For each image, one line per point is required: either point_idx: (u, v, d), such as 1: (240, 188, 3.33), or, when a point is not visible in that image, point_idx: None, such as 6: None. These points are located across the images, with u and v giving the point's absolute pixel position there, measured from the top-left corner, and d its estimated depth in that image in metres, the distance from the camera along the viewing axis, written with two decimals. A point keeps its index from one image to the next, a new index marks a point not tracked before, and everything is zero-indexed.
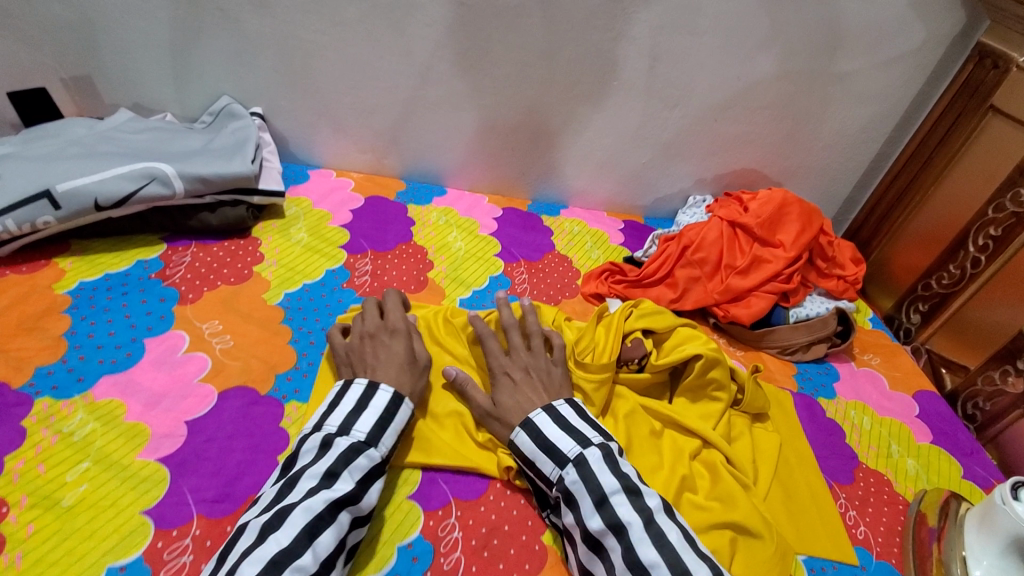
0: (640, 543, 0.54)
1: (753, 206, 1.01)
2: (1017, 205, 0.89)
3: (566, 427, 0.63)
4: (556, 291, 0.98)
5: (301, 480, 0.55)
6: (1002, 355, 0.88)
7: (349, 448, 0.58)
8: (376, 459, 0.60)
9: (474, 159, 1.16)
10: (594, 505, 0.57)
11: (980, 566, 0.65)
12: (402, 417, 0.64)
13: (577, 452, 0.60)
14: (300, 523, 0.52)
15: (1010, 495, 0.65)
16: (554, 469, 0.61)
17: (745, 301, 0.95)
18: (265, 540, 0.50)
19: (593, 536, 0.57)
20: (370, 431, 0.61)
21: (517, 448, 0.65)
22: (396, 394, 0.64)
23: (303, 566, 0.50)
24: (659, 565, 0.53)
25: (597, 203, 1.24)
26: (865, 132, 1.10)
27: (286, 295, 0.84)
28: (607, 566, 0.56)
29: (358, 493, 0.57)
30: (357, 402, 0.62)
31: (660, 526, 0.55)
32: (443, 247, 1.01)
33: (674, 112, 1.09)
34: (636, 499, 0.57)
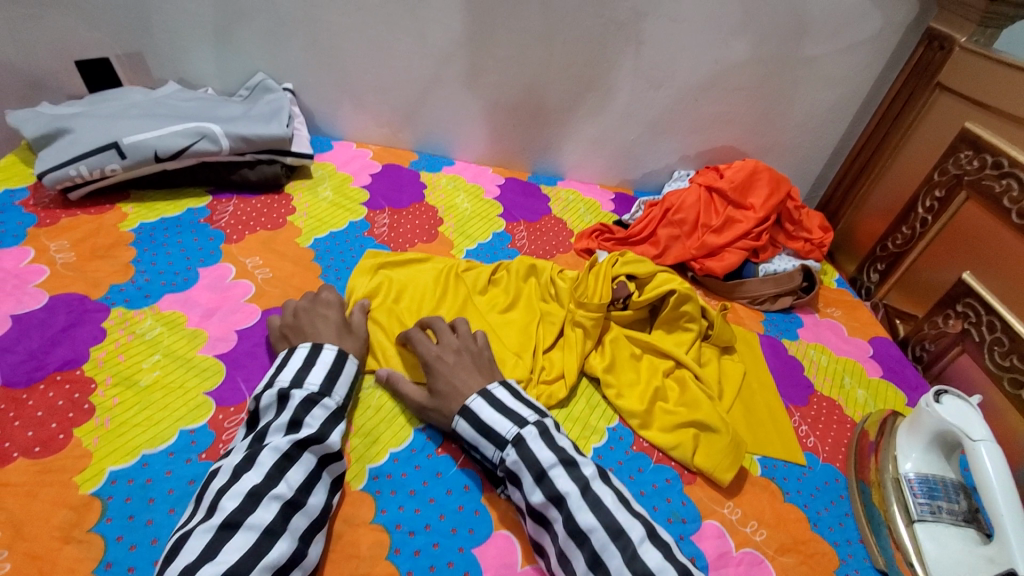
0: (578, 510, 0.59)
1: (728, 173, 1.14)
2: (958, 168, 1.01)
3: (502, 411, 0.66)
4: (552, 247, 1.10)
5: (267, 432, 0.61)
6: (945, 301, 0.99)
7: (305, 399, 0.64)
8: (331, 406, 0.66)
9: (480, 134, 1.29)
10: (534, 480, 0.61)
11: (909, 460, 0.75)
12: (349, 368, 0.71)
13: (514, 433, 0.64)
14: (269, 461, 0.58)
15: (933, 399, 0.75)
16: (495, 451, 0.65)
17: (720, 256, 1.08)
18: (240, 478, 0.56)
19: (537, 510, 0.61)
20: (322, 383, 0.67)
21: (460, 434, 0.67)
22: (340, 353, 0.71)
23: (279, 494, 0.56)
24: (598, 528, 0.58)
25: (591, 176, 1.37)
26: (831, 112, 1.23)
27: (315, 240, 0.97)
28: (551, 535, 0.60)
29: (323, 434, 0.63)
30: (305, 360, 0.68)
31: (596, 494, 0.60)
32: (451, 207, 1.13)
33: (659, 92, 1.21)
34: (572, 470, 0.62)
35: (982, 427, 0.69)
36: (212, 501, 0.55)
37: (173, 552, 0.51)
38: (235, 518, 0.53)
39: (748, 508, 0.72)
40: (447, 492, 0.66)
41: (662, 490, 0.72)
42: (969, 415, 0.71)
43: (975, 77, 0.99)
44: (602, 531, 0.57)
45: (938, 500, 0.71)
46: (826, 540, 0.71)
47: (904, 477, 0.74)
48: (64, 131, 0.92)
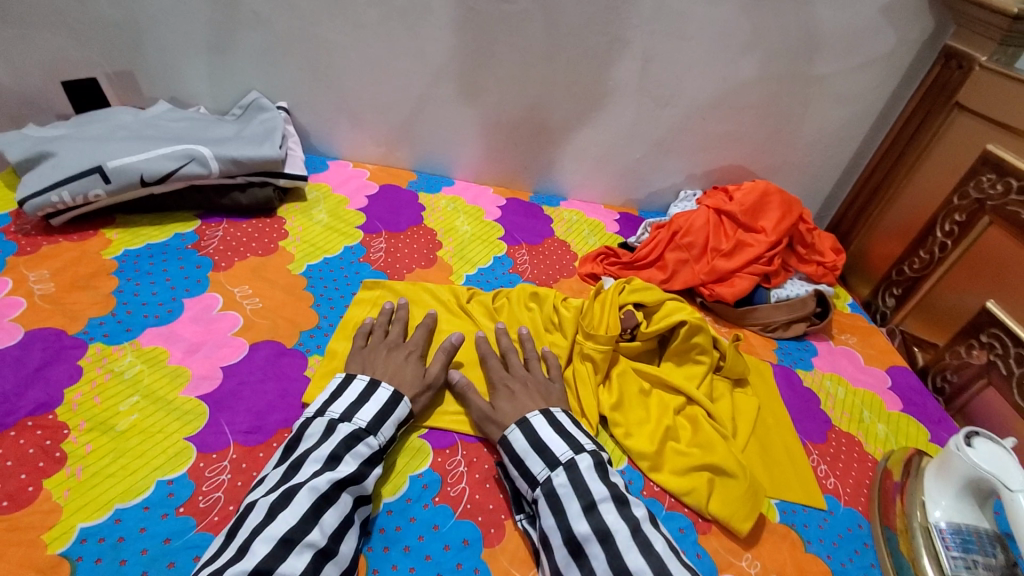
0: (626, 547, 0.56)
1: (738, 195, 1.10)
2: (979, 192, 0.96)
3: (560, 433, 0.67)
4: (555, 272, 1.06)
5: (306, 464, 0.59)
6: (967, 331, 0.95)
7: (350, 435, 0.62)
8: (374, 446, 0.63)
9: (480, 153, 1.25)
10: (582, 509, 0.59)
11: (938, 508, 0.71)
12: (401, 412, 0.68)
13: (569, 457, 0.64)
14: (306, 502, 0.55)
15: (963, 442, 0.70)
16: (544, 469, 0.63)
17: (730, 281, 1.03)
18: (275, 517, 0.54)
19: (576, 540, 0.58)
20: (371, 420, 0.65)
21: (509, 447, 0.66)
22: (396, 392, 0.68)
23: (312, 542, 0.53)
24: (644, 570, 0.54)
25: (595, 196, 1.33)
26: (843, 131, 1.19)
27: (308, 266, 0.93)
28: (586, 572, 0.56)
29: (360, 475, 0.60)
30: (359, 394, 0.67)
31: (646, 534, 0.57)
32: (451, 230, 1.09)
33: (665, 111, 1.18)
34: (622, 508, 0.59)
35: (1020, 476, 0.64)
36: (244, 540, 0.52)
37: None
38: (266, 565, 0.50)
39: (768, 561, 0.67)
40: (444, 548, 0.61)
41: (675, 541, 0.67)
42: (1005, 461, 0.66)
43: (996, 96, 0.95)
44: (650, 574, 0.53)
45: (974, 554, 0.66)
46: None
47: (935, 527, 0.69)
48: (47, 154, 0.89)
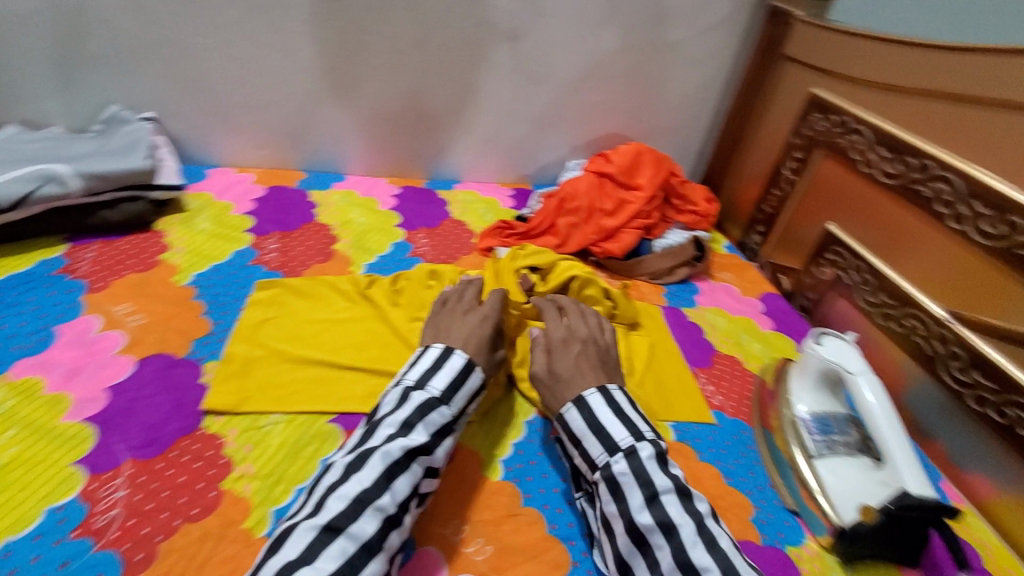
0: (691, 543, 0.55)
1: (614, 156, 1.18)
2: (811, 130, 1.10)
3: (619, 415, 0.66)
4: (455, 250, 1.08)
5: (381, 428, 0.61)
6: (816, 252, 1.08)
7: (424, 403, 0.64)
8: (446, 415, 0.65)
9: (368, 146, 1.25)
10: (644, 500, 0.59)
11: (802, 402, 0.81)
12: (472, 383, 0.69)
13: (629, 444, 0.63)
14: (380, 466, 0.57)
15: (815, 342, 0.81)
16: (603, 453, 0.63)
17: (617, 237, 1.12)
18: (349, 478, 0.56)
19: (638, 530, 0.58)
20: (444, 390, 0.66)
21: (567, 425, 0.67)
22: (469, 362, 0.70)
23: (382, 506, 0.55)
24: (711, 568, 0.54)
25: (488, 176, 1.37)
26: (701, 91, 1.31)
27: (196, 275, 0.90)
28: (649, 562, 0.57)
29: (430, 445, 0.62)
30: (433, 362, 0.68)
31: (712, 532, 0.57)
32: (346, 223, 1.09)
33: (540, 87, 1.24)
34: (686, 502, 0.59)
35: (858, 360, 0.77)
36: (320, 497, 0.55)
37: (276, 543, 0.51)
38: (338, 523, 0.52)
39: None
40: None
41: None
42: (846, 352, 0.78)
43: (815, 46, 1.09)
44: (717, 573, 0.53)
45: (832, 435, 0.77)
46: (741, 493, 0.75)
47: (800, 419, 0.80)
48: None
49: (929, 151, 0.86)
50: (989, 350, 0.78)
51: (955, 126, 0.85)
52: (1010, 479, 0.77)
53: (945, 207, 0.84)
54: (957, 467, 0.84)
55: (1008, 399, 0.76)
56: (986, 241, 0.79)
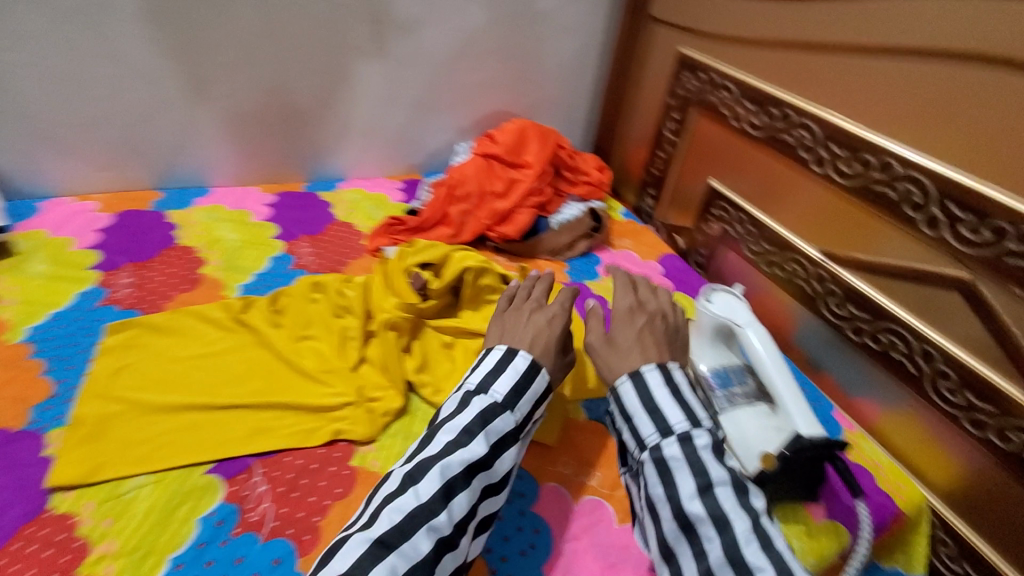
0: (745, 541, 0.51)
1: (499, 136, 1.15)
2: (683, 90, 1.12)
3: (676, 396, 0.61)
4: (342, 255, 1.00)
5: (439, 434, 0.59)
6: (703, 208, 1.11)
7: (487, 409, 0.61)
8: (512, 421, 0.62)
9: (233, 153, 1.14)
10: (696, 489, 0.55)
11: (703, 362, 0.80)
12: (537, 387, 0.65)
13: (684, 429, 0.58)
14: (438, 480, 0.55)
15: (706, 301, 0.82)
16: (655, 434, 0.59)
17: (512, 219, 1.09)
18: (406, 490, 0.54)
19: (686, 518, 0.54)
20: (507, 394, 0.63)
21: (619, 400, 0.63)
22: (533, 363, 0.66)
23: (437, 526, 0.52)
24: (765, 568, 0.50)
25: (374, 170, 1.29)
26: (579, 60, 1.29)
27: (30, 328, 0.78)
28: (696, 552, 0.53)
29: (491, 458, 0.59)
30: (496, 365, 0.65)
31: (767, 531, 0.52)
32: (214, 241, 0.99)
33: (413, 70, 1.17)
34: (741, 497, 0.54)
35: (745, 313, 0.79)
36: (376, 508, 0.53)
37: (328, 554, 0.50)
38: (391, 540, 0.50)
39: (580, 458, 0.74)
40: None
41: None
42: (733, 305, 0.80)
43: (677, 5, 1.12)
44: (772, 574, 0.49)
45: (732, 389, 0.77)
46: None
47: (703, 376, 0.80)
48: None
49: (788, 100, 0.89)
50: (859, 283, 0.83)
51: (806, 73, 0.88)
52: (888, 399, 0.83)
53: (807, 152, 0.87)
54: (846, 394, 0.90)
55: (879, 326, 0.81)
56: (843, 180, 0.82)
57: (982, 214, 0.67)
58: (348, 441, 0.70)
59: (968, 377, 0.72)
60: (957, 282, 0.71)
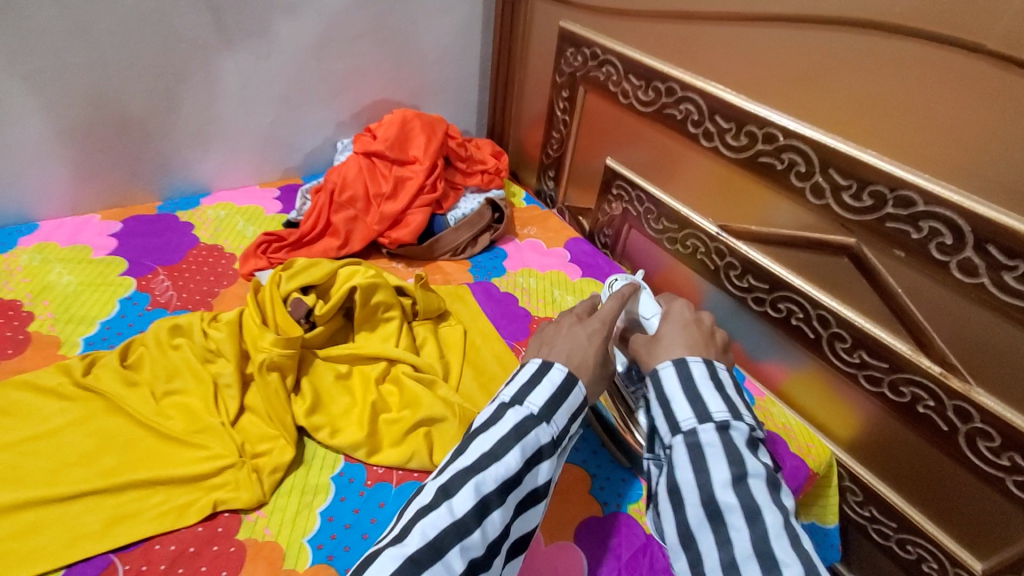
0: (775, 535, 0.45)
1: (380, 131, 1.05)
2: (570, 67, 1.07)
3: (720, 387, 0.53)
4: (211, 285, 0.88)
5: (471, 446, 0.51)
6: (603, 188, 1.08)
7: (522, 423, 0.52)
8: (551, 435, 0.54)
9: (60, 176, 0.96)
10: (730, 477, 0.48)
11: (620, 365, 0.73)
12: (575, 399, 0.56)
13: (725, 417, 0.51)
14: (472, 499, 0.47)
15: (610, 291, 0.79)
16: (691, 419, 0.51)
17: (405, 221, 1.00)
18: (436, 506, 0.47)
19: (715, 505, 0.47)
20: (545, 406, 0.54)
21: (658, 383, 0.55)
22: (570, 375, 0.57)
23: (469, 546, 0.46)
24: (794, 567, 0.43)
25: (245, 179, 1.14)
26: (459, 39, 1.20)
27: None
28: (721, 541, 0.46)
29: (525, 474, 0.51)
30: (530, 376, 0.57)
31: (798, 528, 0.46)
32: (45, 289, 0.82)
33: (271, 62, 1.04)
34: (774, 492, 0.48)
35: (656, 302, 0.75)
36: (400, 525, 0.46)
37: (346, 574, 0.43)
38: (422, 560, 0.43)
39: None
40: None
41: None
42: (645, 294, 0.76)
43: None
44: (801, 574, 0.42)
45: None
46: (576, 465, 0.72)
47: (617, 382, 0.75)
48: None
49: (673, 74, 0.86)
50: (755, 254, 0.84)
51: (686, 44, 0.85)
52: (792, 362, 0.85)
53: (696, 126, 0.85)
54: (753, 360, 0.91)
55: (778, 295, 0.82)
56: (733, 154, 0.81)
57: (862, 180, 0.68)
58: (232, 511, 0.61)
59: (861, 338, 0.74)
60: (845, 248, 0.72)
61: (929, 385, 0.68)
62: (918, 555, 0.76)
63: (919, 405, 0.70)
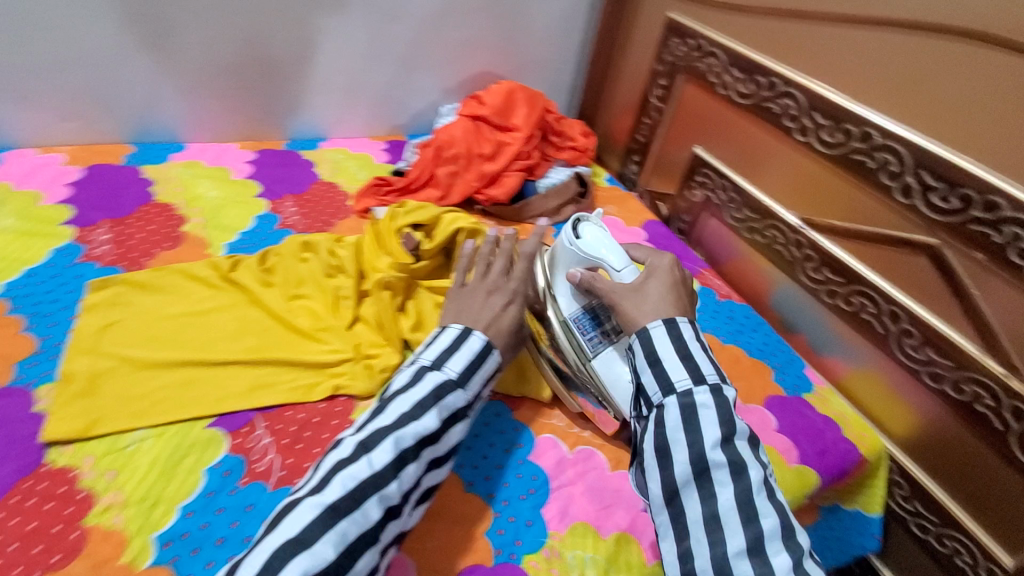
0: (757, 489, 0.50)
1: (487, 98, 1.14)
2: (671, 57, 1.13)
3: (706, 350, 0.57)
4: (330, 216, 0.99)
5: (391, 404, 0.56)
6: (687, 175, 1.13)
7: (439, 385, 0.57)
8: (463, 399, 0.58)
9: (208, 106, 1.09)
10: (720, 437, 0.51)
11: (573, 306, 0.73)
12: (491, 365, 0.61)
13: (716, 380, 0.54)
14: (390, 453, 0.52)
15: (573, 236, 0.74)
16: (686, 380, 0.54)
17: (501, 182, 1.08)
18: (358, 459, 0.51)
19: (704, 463, 0.51)
20: (462, 371, 0.59)
21: (648, 341, 0.57)
22: (488, 342, 0.61)
23: (387, 494, 0.51)
24: (771, 518, 0.49)
25: (357, 130, 1.26)
26: (566, 22, 1.28)
27: (4, 284, 0.75)
28: (704, 495, 0.50)
29: (441, 432, 0.56)
30: (452, 341, 0.61)
31: (770, 484, 0.52)
32: (195, 199, 0.95)
33: (398, 25, 1.14)
34: (754, 451, 0.53)
35: (618, 250, 0.71)
36: (324, 475, 0.51)
37: (277, 518, 0.48)
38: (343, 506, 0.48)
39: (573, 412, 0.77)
40: None
41: (494, 426, 0.72)
42: (604, 239, 0.72)
43: None
44: (777, 525, 0.48)
45: (601, 325, 0.72)
46: None
47: (570, 319, 0.73)
48: None
49: (776, 69, 0.91)
50: (834, 248, 0.88)
51: (793, 42, 0.90)
52: (856, 357, 0.89)
53: (792, 121, 0.90)
54: (817, 353, 0.95)
55: (852, 289, 0.86)
56: (826, 150, 0.86)
57: (952, 183, 0.71)
58: (348, 396, 0.71)
59: (930, 336, 0.77)
60: (926, 248, 0.76)
61: (990, 384, 0.71)
62: (954, 549, 0.80)
63: (977, 403, 0.73)
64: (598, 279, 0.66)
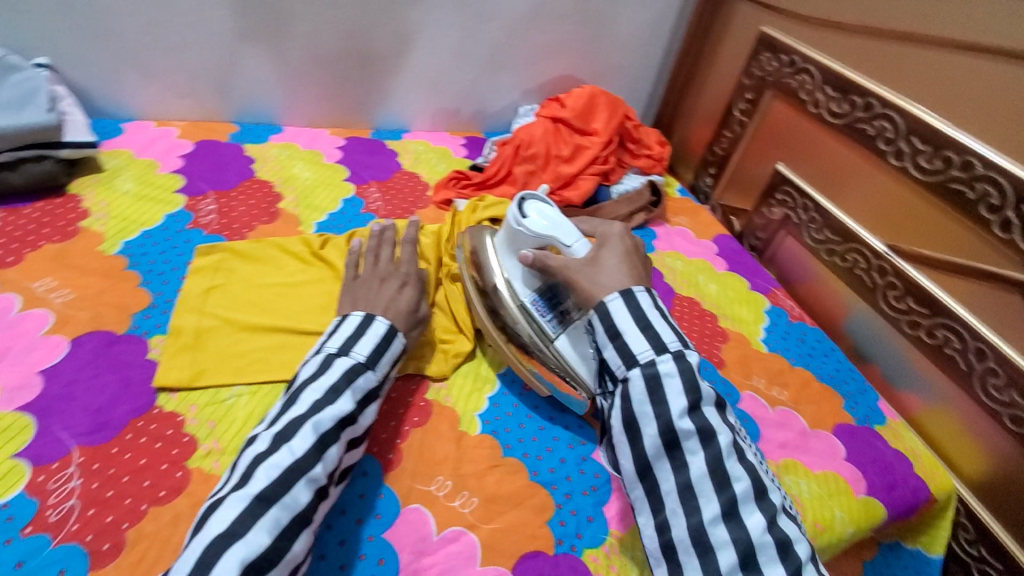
0: (727, 453, 0.53)
1: (569, 101, 1.16)
2: (761, 70, 1.12)
3: (665, 318, 0.60)
4: (411, 204, 1.03)
5: (304, 393, 0.57)
6: (767, 191, 1.11)
7: (350, 368, 0.59)
8: (373, 381, 0.61)
9: (306, 92, 1.15)
10: (686, 406, 0.54)
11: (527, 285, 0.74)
12: (397, 346, 0.64)
13: (677, 347, 0.57)
14: (311, 438, 0.53)
15: (519, 215, 0.72)
16: (648, 351, 0.57)
17: (575, 185, 1.10)
18: (279, 448, 0.53)
19: (673, 433, 0.54)
20: (370, 354, 0.61)
21: (608, 316, 0.60)
22: (392, 326, 0.64)
23: (315, 477, 0.52)
24: (744, 480, 0.52)
25: (438, 124, 1.30)
26: (653, 31, 1.28)
27: (125, 243, 0.82)
28: (676, 464, 0.54)
29: (357, 412, 0.58)
30: (356, 328, 0.63)
31: (738, 442, 0.55)
32: (290, 178, 1.01)
33: (490, 25, 1.17)
34: (721, 414, 0.56)
35: (567, 224, 0.71)
36: (246, 467, 0.52)
37: (205, 518, 0.49)
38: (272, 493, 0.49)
39: None
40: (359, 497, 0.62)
41: (560, 421, 0.74)
42: (547, 212, 0.72)
43: None
44: (747, 485, 0.52)
45: (558, 304, 0.73)
46: None
47: (527, 302, 0.73)
48: None
49: (875, 90, 0.88)
50: (921, 277, 0.85)
51: (897, 63, 0.87)
52: (932, 393, 0.85)
53: (887, 144, 0.87)
54: (891, 386, 0.92)
55: (936, 321, 0.83)
56: (922, 176, 0.83)
57: None
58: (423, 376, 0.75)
59: (1017, 377, 0.74)
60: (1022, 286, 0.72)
61: None
62: None
63: None
64: (550, 256, 0.68)
